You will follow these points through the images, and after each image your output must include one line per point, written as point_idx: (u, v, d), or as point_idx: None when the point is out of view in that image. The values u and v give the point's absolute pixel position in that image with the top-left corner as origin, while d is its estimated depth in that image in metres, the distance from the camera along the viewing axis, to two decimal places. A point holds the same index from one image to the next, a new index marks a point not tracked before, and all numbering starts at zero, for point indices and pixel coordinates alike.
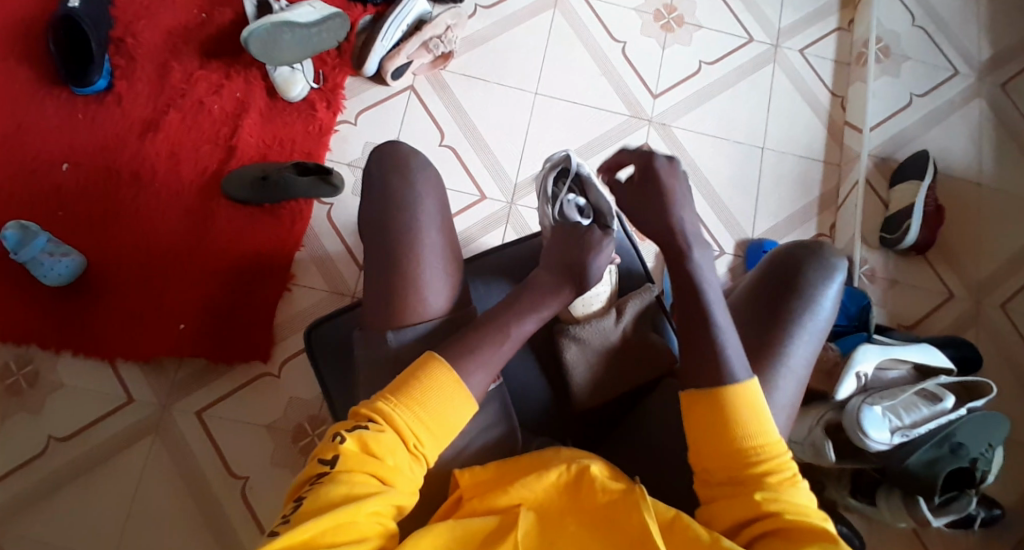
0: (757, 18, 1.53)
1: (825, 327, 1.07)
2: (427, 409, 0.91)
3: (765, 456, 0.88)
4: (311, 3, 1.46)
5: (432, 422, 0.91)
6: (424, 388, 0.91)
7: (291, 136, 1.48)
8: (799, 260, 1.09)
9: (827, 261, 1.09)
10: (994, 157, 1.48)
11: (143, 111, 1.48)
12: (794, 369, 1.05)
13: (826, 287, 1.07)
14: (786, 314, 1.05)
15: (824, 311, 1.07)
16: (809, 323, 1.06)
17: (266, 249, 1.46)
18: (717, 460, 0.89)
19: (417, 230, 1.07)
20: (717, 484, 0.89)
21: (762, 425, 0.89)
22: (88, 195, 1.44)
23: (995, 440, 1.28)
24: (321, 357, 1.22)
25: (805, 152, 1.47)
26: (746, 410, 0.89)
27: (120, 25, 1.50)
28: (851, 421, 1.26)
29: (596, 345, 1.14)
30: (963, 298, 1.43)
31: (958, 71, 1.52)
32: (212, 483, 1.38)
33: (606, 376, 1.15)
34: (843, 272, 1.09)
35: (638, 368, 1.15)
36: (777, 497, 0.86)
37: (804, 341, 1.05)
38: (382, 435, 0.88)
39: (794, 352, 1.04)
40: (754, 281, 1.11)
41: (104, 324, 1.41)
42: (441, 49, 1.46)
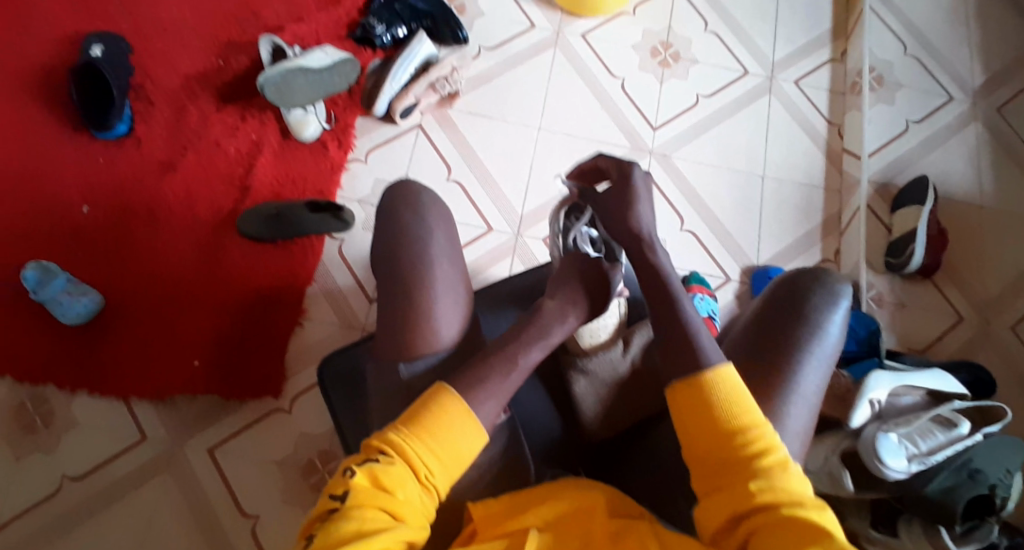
0: (752, 52, 1.58)
1: (834, 353, 1.07)
2: (437, 438, 0.91)
3: (755, 441, 0.87)
4: (323, 48, 1.53)
5: (442, 453, 0.91)
6: (435, 420, 0.92)
7: (304, 175, 1.53)
8: (805, 287, 1.10)
9: (832, 287, 1.10)
10: (993, 179, 1.50)
11: (162, 154, 1.53)
12: (806, 396, 1.04)
13: (833, 312, 1.08)
14: (793, 340, 1.06)
15: (832, 337, 1.07)
16: (816, 348, 1.06)
17: (278, 285, 1.49)
18: (708, 450, 0.88)
19: (422, 252, 1.09)
20: (711, 475, 0.88)
21: (750, 410, 0.89)
22: (107, 236, 1.48)
23: (1015, 465, 1.26)
24: (330, 383, 1.23)
25: (805, 179, 1.50)
26: (731, 395, 0.89)
27: (140, 73, 1.57)
28: (867, 449, 1.24)
29: (605, 376, 1.14)
30: (972, 320, 1.43)
31: (952, 96, 1.55)
32: (224, 520, 1.38)
33: (615, 403, 1.14)
34: (849, 299, 1.10)
35: (650, 395, 1.14)
36: (771, 481, 0.85)
37: (814, 367, 1.05)
38: (393, 468, 0.89)
39: (804, 379, 1.04)
40: (759, 309, 1.11)
41: (120, 361, 1.44)
42: (447, 89, 1.53)
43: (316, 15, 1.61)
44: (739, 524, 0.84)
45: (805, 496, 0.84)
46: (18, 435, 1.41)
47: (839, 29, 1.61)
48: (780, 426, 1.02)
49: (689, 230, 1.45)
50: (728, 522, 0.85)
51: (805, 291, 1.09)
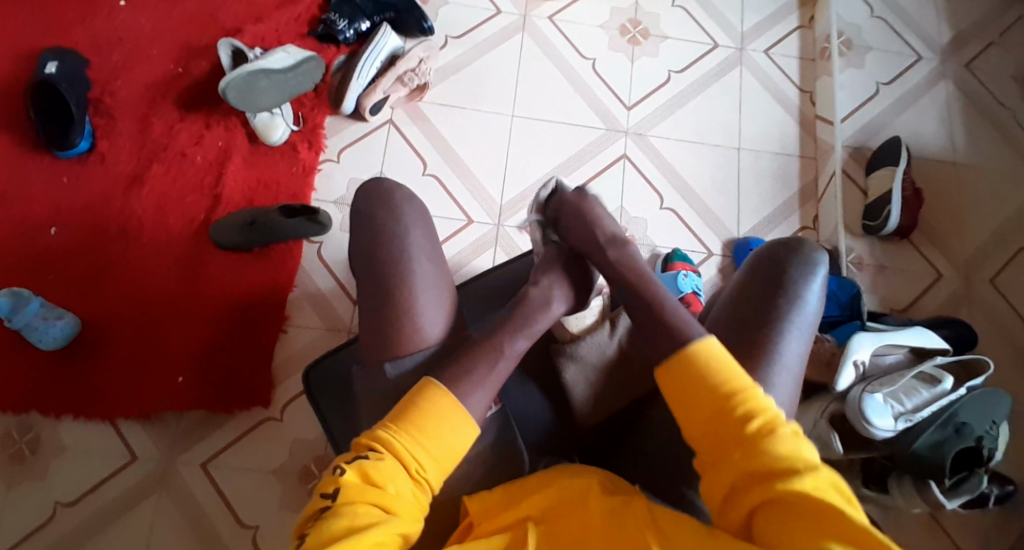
0: (720, 23, 1.57)
1: (814, 319, 1.08)
2: (425, 431, 0.91)
3: (747, 407, 0.88)
4: (285, 49, 1.49)
5: (432, 445, 0.91)
6: (424, 414, 0.92)
7: (276, 179, 1.50)
8: (781, 256, 1.11)
9: (808, 254, 1.11)
10: (965, 136, 1.51)
11: (128, 168, 1.50)
12: (789, 364, 1.05)
13: (810, 279, 1.09)
14: (775, 311, 1.07)
15: (811, 303, 1.08)
16: (797, 318, 1.07)
17: (259, 292, 1.47)
18: (703, 422, 0.90)
19: (407, 254, 1.08)
20: (710, 451, 0.89)
21: (738, 376, 0.90)
22: (78, 255, 1.45)
23: (999, 416, 1.29)
24: (322, 391, 1.22)
25: (779, 148, 1.50)
26: (717, 365, 0.91)
27: (98, 86, 1.53)
28: (854, 410, 1.27)
29: (594, 360, 1.15)
30: (951, 277, 1.45)
31: (920, 56, 1.56)
32: (224, 534, 1.37)
33: (607, 388, 1.14)
34: (825, 263, 1.11)
35: (643, 378, 1.14)
36: (767, 446, 0.85)
37: (795, 336, 1.06)
38: (382, 463, 0.88)
39: (787, 347, 1.05)
40: (739, 284, 1.12)
41: (103, 382, 1.41)
42: (416, 81, 1.49)
43: (275, 14, 1.57)
44: (738, 490, 0.85)
45: (802, 457, 0.84)
46: (5, 465, 1.38)
47: None
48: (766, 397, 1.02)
49: (668, 207, 1.45)
50: (729, 493, 0.86)
51: (783, 262, 1.10)
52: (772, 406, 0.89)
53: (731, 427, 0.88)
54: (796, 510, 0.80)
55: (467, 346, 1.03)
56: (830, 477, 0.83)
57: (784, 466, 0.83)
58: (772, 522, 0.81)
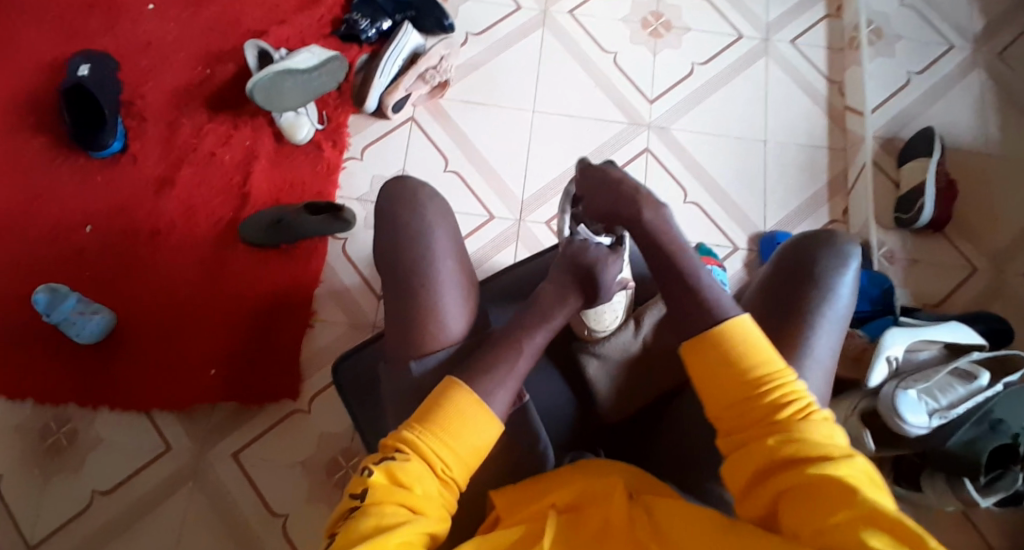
0: (745, 15, 1.54)
1: (846, 315, 1.04)
2: (449, 430, 0.90)
3: (777, 389, 0.85)
4: (309, 49, 1.51)
5: (456, 444, 0.90)
6: (448, 415, 0.91)
7: (302, 178, 1.52)
8: (812, 249, 1.06)
9: (841, 247, 1.06)
10: (999, 125, 1.47)
11: (159, 168, 1.53)
12: (820, 360, 1.01)
13: (842, 273, 1.04)
14: (804, 306, 1.03)
15: (842, 298, 1.04)
16: (828, 312, 1.03)
17: (286, 289, 1.49)
18: (729, 404, 0.87)
19: (424, 249, 1.08)
20: (736, 434, 0.86)
21: (769, 357, 0.87)
22: (112, 254, 1.49)
23: None
24: (345, 386, 1.23)
25: (807, 140, 1.47)
26: (747, 345, 0.88)
27: (130, 89, 1.57)
28: (886, 407, 1.22)
29: (616, 356, 1.14)
30: (986, 271, 1.41)
31: (952, 44, 1.52)
32: (252, 526, 1.39)
33: (630, 384, 1.13)
34: (859, 256, 1.06)
35: (664, 373, 1.12)
36: (797, 430, 0.82)
37: (826, 330, 1.02)
38: (409, 464, 0.87)
39: (817, 343, 1.01)
40: (768, 276, 1.09)
41: (135, 378, 1.45)
42: (438, 79, 1.50)
43: (299, 16, 1.59)
44: (765, 478, 0.82)
45: (833, 443, 0.81)
46: (42, 457, 1.42)
47: None
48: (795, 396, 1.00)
49: (692, 201, 1.44)
50: (754, 476, 0.83)
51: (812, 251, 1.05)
52: (805, 391, 0.86)
53: (761, 409, 0.85)
54: (825, 495, 0.77)
55: (485, 344, 1.03)
56: (863, 465, 0.80)
57: (814, 451, 0.80)
58: (799, 507, 0.78)
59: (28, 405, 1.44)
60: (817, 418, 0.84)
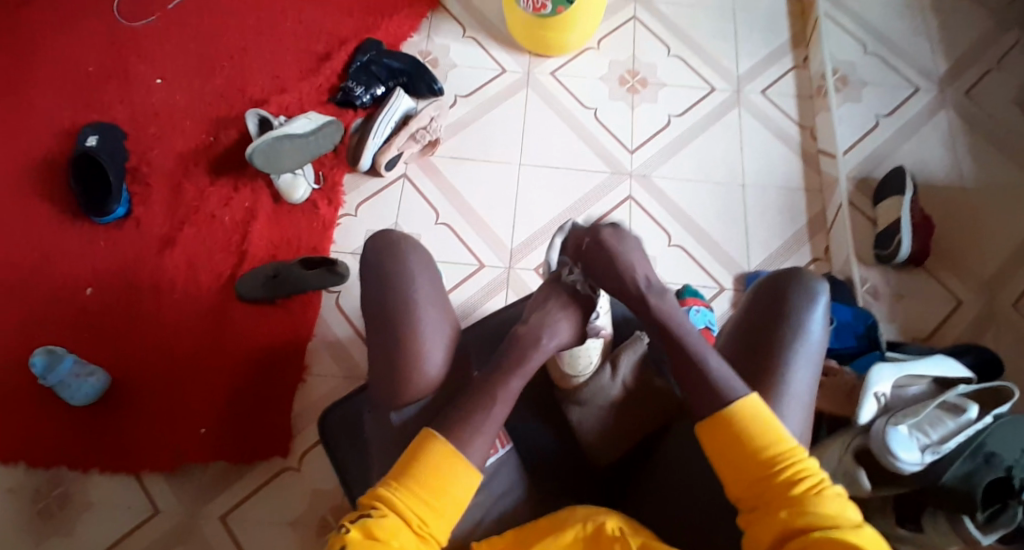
0: (717, 69, 1.63)
1: (819, 350, 1.03)
2: (426, 484, 0.89)
3: (791, 468, 0.87)
4: (307, 115, 1.58)
5: (434, 499, 0.88)
6: (425, 472, 0.89)
7: (298, 235, 1.57)
8: (783, 286, 1.06)
9: (809, 282, 1.06)
10: (971, 161, 1.52)
11: (161, 230, 1.59)
12: (796, 394, 1.01)
13: (812, 309, 1.04)
14: (778, 343, 1.02)
15: (814, 333, 1.03)
16: (801, 348, 1.02)
17: (281, 343, 1.52)
18: (744, 479, 0.88)
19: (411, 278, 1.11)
20: (750, 508, 0.88)
21: (782, 437, 0.89)
22: (112, 314, 1.52)
23: None
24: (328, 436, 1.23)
25: (785, 183, 1.52)
26: (758, 426, 0.90)
27: (136, 156, 1.64)
28: (878, 444, 1.20)
29: (597, 401, 1.10)
30: (971, 302, 1.42)
31: (918, 87, 1.59)
32: None
33: (614, 428, 1.10)
34: (827, 292, 1.06)
35: (646, 415, 1.10)
36: (810, 507, 0.84)
37: (801, 365, 1.02)
38: (385, 520, 0.86)
39: (793, 380, 1.01)
40: (740, 313, 1.08)
41: (129, 436, 1.45)
42: (428, 138, 1.57)
43: (298, 84, 1.68)
44: None
45: (846, 518, 0.84)
46: (34, 520, 1.41)
47: (798, 38, 1.67)
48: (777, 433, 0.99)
49: (678, 245, 1.47)
50: None
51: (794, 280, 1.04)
52: (815, 465, 0.88)
53: (773, 485, 0.87)
54: None
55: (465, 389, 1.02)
56: (871, 536, 0.82)
57: (828, 527, 0.82)
58: None
59: (21, 467, 1.44)
60: (828, 492, 0.86)
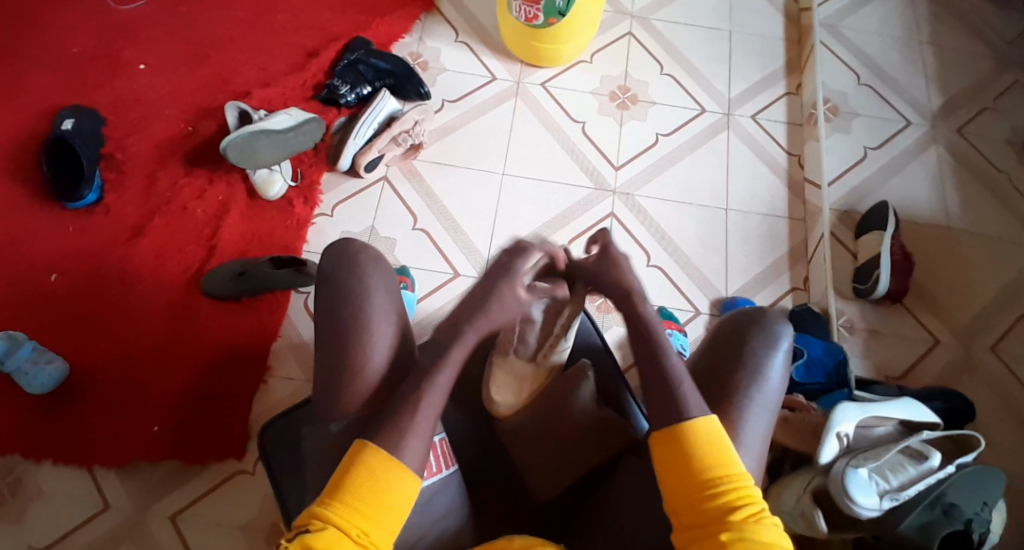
0: (708, 91, 1.60)
1: (777, 398, 1.01)
2: (366, 494, 0.86)
3: (735, 492, 0.86)
4: (288, 111, 1.55)
5: (372, 507, 0.86)
6: (361, 480, 0.87)
7: (270, 232, 1.54)
8: (742, 328, 1.03)
9: (770, 326, 1.03)
10: (957, 200, 1.50)
11: (132, 219, 1.55)
12: (750, 445, 0.99)
13: (771, 354, 1.01)
14: (735, 387, 0.99)
15: (773, 381, 1.01)
16: (758, 395, 1.00)
17: (243, 342, 1.48)
18: (688, 496, 0.87)
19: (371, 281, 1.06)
20: (687, 527, 0.87)
21: (729, 461, 0.88)
22: (76, 301, 1.48)
23: (992, 497, 1.15)
24: (278, 449, 1.19)
25: (769, 210, 1.50)
26: (708, 447, 0.89)
27: (112, 141, 1.60)
28: (836, 486, 1.16)
29: (546, 430, 1.08)
30: (948, 344, 1.40)
31: (910, 121, 1.57)
32: None
33: (562, 458, 1.07)
34: (789, 336, 1.04)
35: (598, 449, 1.07)
36: (746, 534, 0.83)
37: (757, 414, 0.99)
38: (324, 533, 0.83)
39: (748, 428, 0.98)
40: (698, 352, 1.06)
41: (84, 428, 1.41)
42: (410, 141, 1.54)
43: (282, 79, 1.65)
44: None
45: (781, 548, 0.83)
46: None
47: (792, 63, 1.65)
48: None
49: (656, 265, 1.45)
50: None
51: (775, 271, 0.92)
52: (757, 493, 0.88)
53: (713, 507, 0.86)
54: None
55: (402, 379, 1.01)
56: None
57: None
58: None
59: None
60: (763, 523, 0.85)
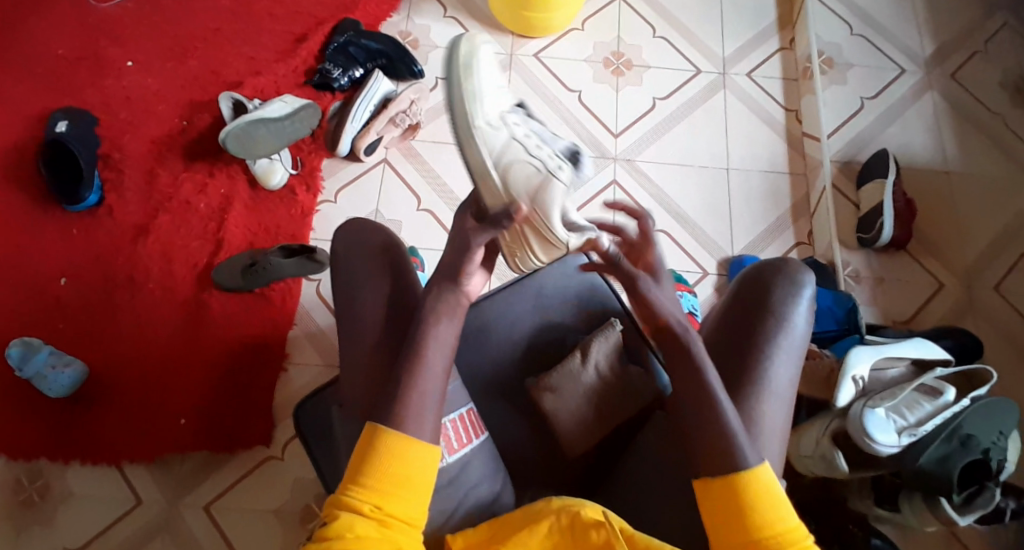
0: (702, 51, 1.60)
1: (802, 343, 1.03)
2: (382, 477, 0.87)
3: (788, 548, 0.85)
4: (282, 98, 1.54)
5: (385, 484, 0.86)
6: (370, 463, 0.87)
7: (276, 222, 1.54)
8: (768, 278, 1.05)
9: (793, 274, 1.06)
10: (955, 144, 1.51)
11: (135, 217, 1.55)
12: (777, 391, 1.01)
13: (796, 302, 1.04)
14: (762, 336, 1.02)
15: (799, 327, 1.03)
16: (784, 342, 1.02)
17: (260, 333, 1.50)
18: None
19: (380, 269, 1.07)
20: None
21: (784, 514, 0.87)
22: (88, 303, 1.49)
23: (1006, 427, 1.19)
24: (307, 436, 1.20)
25: (770, 167, 1.51)
26: (763, 500, 0.87)
27: (107, 141, 1.59)
28: (855, 426, 1.19)
29: (573, 391, 1.09)
30: (953, 287, 1.43)
31: (904, 68, 1.58)
32: None
33: (596, 415, 1.10)
34: (812, 284, 1.06)
35: (627, 407, 1.11)
36: None
37: (783, 361, 1.01)
38: (338, 520, 0.84)
39: (774, 374, 1.01)
40: (726, 305, 1.07)
41: (109, 428, 1.42)
42: (408, 121, 1.55)
43: (273, 66, 1.64)
44: None
45: None
46: (15, 512, 1.39)
47: (784, 19, 1.65)
48: (757, 427, 0.98)
49: (662, 229, 1.46)
50: None
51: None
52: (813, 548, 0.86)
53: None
54: None
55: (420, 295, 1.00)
56: None
57: None
58: None
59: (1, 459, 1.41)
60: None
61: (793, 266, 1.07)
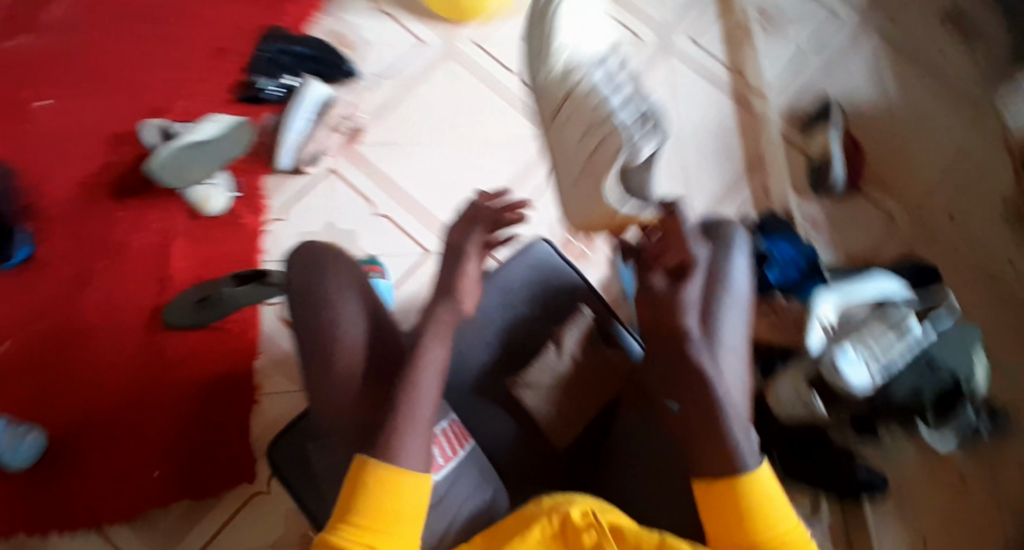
0: (639, 16, 1.56)
1: (747, 297, 1.06)
2: (371, 513, 0.85)
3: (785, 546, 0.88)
4: (214, 117, 1.48)
5: (376, 521, 0.85)
6: (367, 503, 0.85)
7: (224, 250, 1.47)
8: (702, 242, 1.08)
9: (726, 231, 1.10)
10: (895, 85, 1.56)
11: (70, 266, 1.46)
12: (732, 343, 1.02)
13: (732, 259, 1.07)
14: (707, 294, 1.03)
15: (739, 282, 1.06)
16: (730, 297, 1.04)
17: (226, 367, 1.44)
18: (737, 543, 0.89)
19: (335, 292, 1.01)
20: None
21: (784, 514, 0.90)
22: (35, 364, 1.41)
23: (970, 348, 1.25)
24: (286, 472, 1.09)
25: (718, 126, 1.50)
26: (763, 500, 0.90)
27: (26, 189, 1.49)
28: (828, 368, 1.21)
29: (544, 381, 1.08)
30: (909, 223, 1.46)
31: (836, 15, 1.61)
32: None
33: (567, 403, 1.10)
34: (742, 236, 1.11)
35: (593, 388, 1.11)
36: None
37: (733, 313, 1.03)
38: None
39: (726, 331, 1.02)
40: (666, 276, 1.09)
41: (80, 491, 1.36)
42: (349, 126, 1.54)
43: (199, 87, 1.55)
44: None
45: None
46: None
47: None
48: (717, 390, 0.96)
49: None
50: None
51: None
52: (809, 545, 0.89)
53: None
54: None
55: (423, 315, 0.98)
56: None
57: None
58: None
59: None
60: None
61: (725, 225, 1.12)
